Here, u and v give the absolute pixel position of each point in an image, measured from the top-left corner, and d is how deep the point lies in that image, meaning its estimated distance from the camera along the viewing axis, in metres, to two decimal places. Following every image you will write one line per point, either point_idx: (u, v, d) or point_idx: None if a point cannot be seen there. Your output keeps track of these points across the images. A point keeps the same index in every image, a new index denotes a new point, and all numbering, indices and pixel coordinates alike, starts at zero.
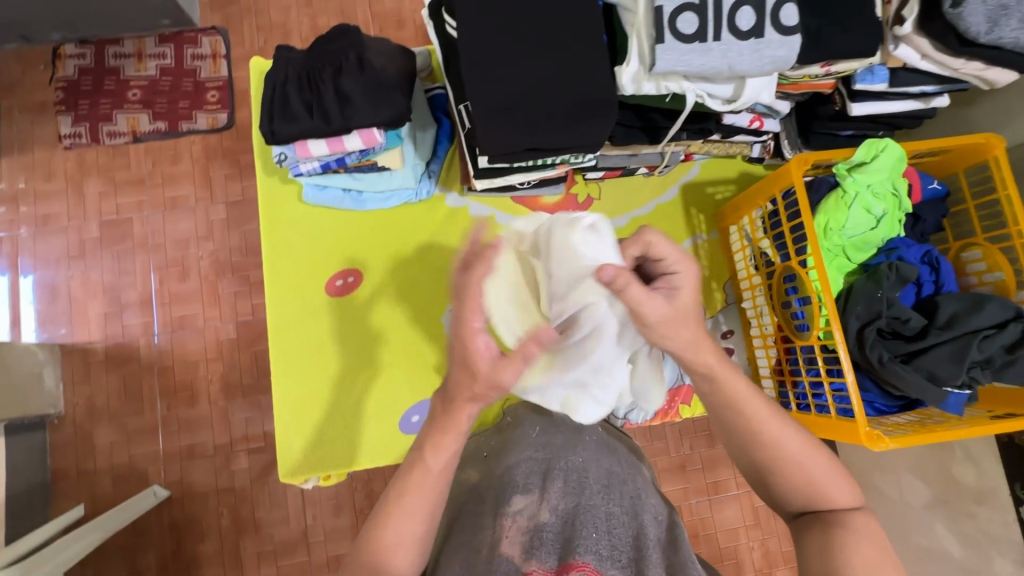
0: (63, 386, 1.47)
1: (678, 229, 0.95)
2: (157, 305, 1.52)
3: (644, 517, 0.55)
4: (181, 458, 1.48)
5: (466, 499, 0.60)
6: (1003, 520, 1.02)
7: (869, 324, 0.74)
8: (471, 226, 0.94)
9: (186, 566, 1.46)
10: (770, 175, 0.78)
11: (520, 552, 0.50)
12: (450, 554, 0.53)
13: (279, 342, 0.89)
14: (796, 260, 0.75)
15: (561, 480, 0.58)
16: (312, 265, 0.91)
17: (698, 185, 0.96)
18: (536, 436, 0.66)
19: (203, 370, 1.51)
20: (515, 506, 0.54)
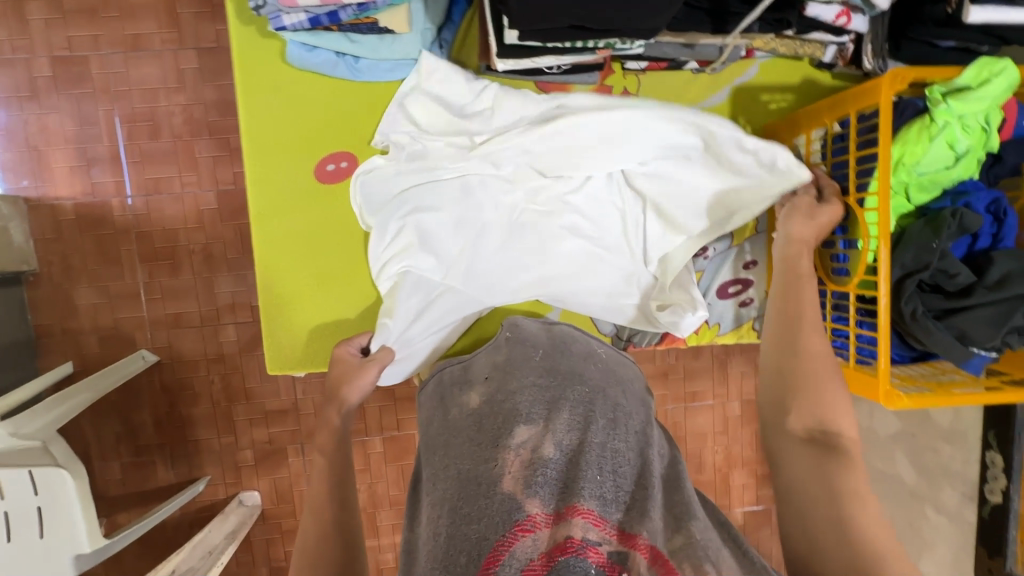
0: (33, 242, 1.39)
1: None
2: (128, 164, 1.39)
3: (650, 453, 0.52)
4: (168, 326, 1.47)
5: (467, 423, 0.56)
6: (964, 459, 1.07)
7: (911, 275, 0.68)
8: None
9: (181, 424, 1.52)
10: (850, 90, 0.66)
11: (520, 488, 0.45)
12: (450, 483, 0.49)
13: (263, 228, 0.79)
14: (853, 197, 0.66)
15: (567, 413, 0.53)
16: (302, 144, 0.78)
17: (753, 90, 0.83)
18: (541, 364, 0.61)
19: (185, 240, 1.43)
20: (518, 438, 0.50)
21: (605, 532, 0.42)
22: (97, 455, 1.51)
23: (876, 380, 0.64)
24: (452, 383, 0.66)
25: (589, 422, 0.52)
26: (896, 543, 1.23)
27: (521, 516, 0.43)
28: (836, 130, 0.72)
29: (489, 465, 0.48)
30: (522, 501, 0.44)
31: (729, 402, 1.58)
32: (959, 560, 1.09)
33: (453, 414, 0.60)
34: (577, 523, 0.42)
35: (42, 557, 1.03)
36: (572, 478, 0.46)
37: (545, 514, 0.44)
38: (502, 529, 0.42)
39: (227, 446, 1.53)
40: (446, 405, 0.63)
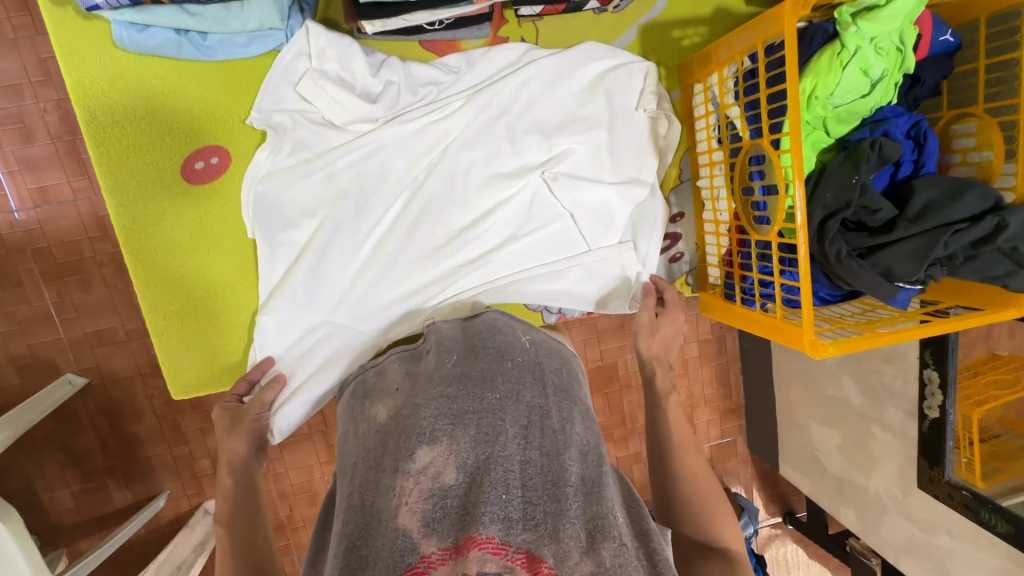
0: None
1: None
2: (4, 174, 1.24)
3: (566, 457, 0.50)
4: (91, 346, 1.36)
5: (373, 444, 0.54)
6: (904, 378, 1.10)
7: (834, 215, 0.65)
8: None
9: (128, 444, 1.45)
10: (758, 18, 0.59)
11: (418, 523, 0.43)
12: (350, 518, 0.47)
13: (132, 243, 0.70)
14: (767, 139, 0.61)
15: (473, 426, 0.50)
16: (159, 141, 0.68)
17: (663, 26, 0.76)
18: (451, 368, 0.58)
19: (90, 251, 1.31)
20: (419, 462, 0.47)
21: (508, 560, 0.40)
22: (43, 488, 1.43)
23: (800, 331, 0.62)
24: (368, 388, 0.65)
25: (496, 434, 0.49)
26: (848, 462, 1.29)
27: (416, 555, 0.41)
28: (747, 65, 0.66)
29: (387, 496, 0.46)
30: (417, 539, 0.42)
31: (687, 345, 1.59)
32: (903, 473, 1.14)
33: (362, 430, 0.58)
34: (474, 557, 0.40)
35: None
36: (473, 505, 0.43)
37: (441, 551, 0.41)
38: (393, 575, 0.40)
39: (181, 459, 1.47)
40: (358, 417, 0.61)
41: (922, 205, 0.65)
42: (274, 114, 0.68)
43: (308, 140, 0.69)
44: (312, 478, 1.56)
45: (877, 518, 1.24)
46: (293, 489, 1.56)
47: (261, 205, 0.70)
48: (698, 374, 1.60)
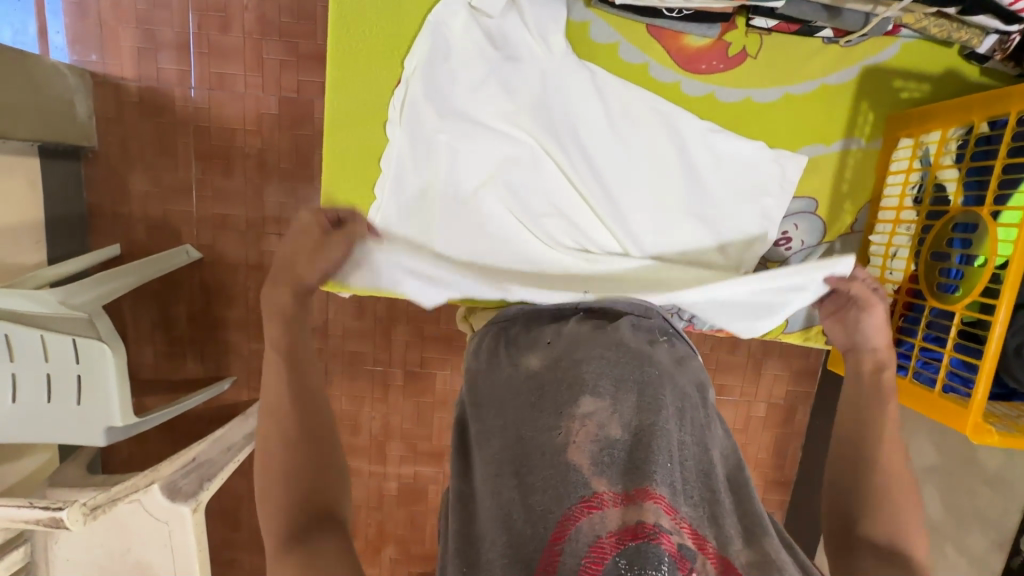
0: (95, 119, 1.45)
1: (834, 127, 0.86)
2: (194, 54, 1.42)
3: (714, 454, 0.54)
4: (214, 226, 1.51)
5: (525, 384, 0.57)
6: (1003, 507, 1.03)
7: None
8: (621, 67, 0.84)
9: (214, 323, 1.57)
10: (1015, 88, 0.68)
11: (588, 463, 0.46)
12: (510, 445, 0.52)
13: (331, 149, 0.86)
14: (988, 210, 0.71)
15: (636, 392, 0.53)
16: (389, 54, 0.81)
17: (886, 73, 0.83)
18: (608, 337, 0.61)
19: (241, 142, 1.46)
20: (584, 408, 0.50)
21: (678, 524, 0.44)
22: (132, 337, 1.57)
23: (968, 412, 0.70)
24: (511, 340, 0.67)
25: (659, 403, 0.53)
26: None
27: (588, 491, 0.44)
28: (983, 131, 0.75)
29: (554, 434, 0.49)
30: (587, 473, 0.46)
31: (755, 403, 1.64)
32: None
33: (508, 373, 0.61)
34: (649, 509, 0.43)
35: (75, 422, 1.15)
36: (644, 462, 0.46)
37: (612, 491, 0.45)
38: (567, 500, 0.44)
39: (255, 353, 1.59)
40: (503, 364, 0.63)
41: None
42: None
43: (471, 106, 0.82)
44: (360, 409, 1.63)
45: None
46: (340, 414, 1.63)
47: (437, 45, 0.80)
48: (755, 435, 1.66)
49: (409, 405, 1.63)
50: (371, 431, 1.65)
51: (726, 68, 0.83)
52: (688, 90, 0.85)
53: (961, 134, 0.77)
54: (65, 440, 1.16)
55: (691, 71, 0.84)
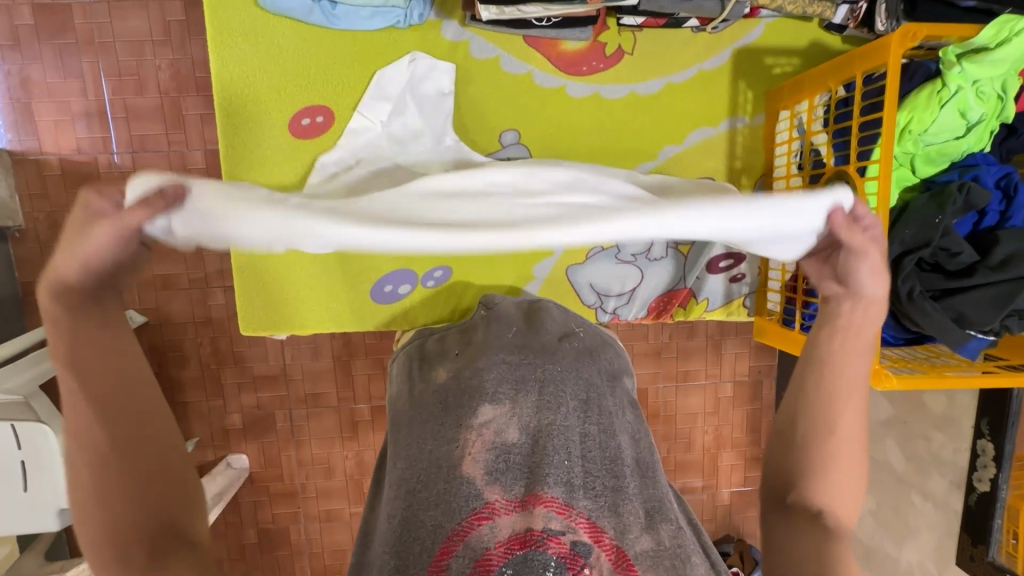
0: (18, 197, 1.42)
1: (718, 108, 0.91)
2: (112, 119, 1.41)
3: (618, 439, 0.67)
4: (156, 288, 1.49)
5: (438, 399, 0.70)
6: (954, 447, 1.06)
7: (910, 253, 0.75)
8: (503, 78, 0.89)
9: (169, 386, 1.54)
10: (858, 50, 0.73)
11: (483, 474, 0.59)
12: (422, 458, 0.64)
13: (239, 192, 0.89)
14: (854, 166, 0.74)
15: (532, 397, 0.67)
16: (280, 96, 0.87)
17: (757, 51, 0.89)
18: (513, 343, 0.74)
19: None
20: (483, 420, 0.64)
21: (570, 520, 0.56)
22: None
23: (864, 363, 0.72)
24: (428, 357, 0.81)
25: (553, 409, 0.66)
26: (879, 527, 1.23)
27: (481, 503, 0.57)
28: (841, 94, 0.79)
29: (458, 450, 0.62)
30: (481, 487, 0.58)
31: (722, 383, 1.66)
32: (941, 547, 1.09)
33: (423, 387, 0.74)
34: (540, 513, 0.56)
35: (27, 510, 1.12)
36: (537, 467, 0.60)
37: (504, 502, 0.57)
38: (460, 515, 0.56)
39: (216, 410, 1.56)
40: (417, 378, 0.78)
41: (1003, 256, 0.75)
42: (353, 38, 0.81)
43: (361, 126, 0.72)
44: (332, 451, 1.60)
45: None
46: (312, 459, 1.60)
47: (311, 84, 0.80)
48: (727, 415, 1.68)
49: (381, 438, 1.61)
50: (346, 472, 1.62)
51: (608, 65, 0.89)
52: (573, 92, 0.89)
53: (825, 100, 0.82)
54: (20, 529, 1.12)
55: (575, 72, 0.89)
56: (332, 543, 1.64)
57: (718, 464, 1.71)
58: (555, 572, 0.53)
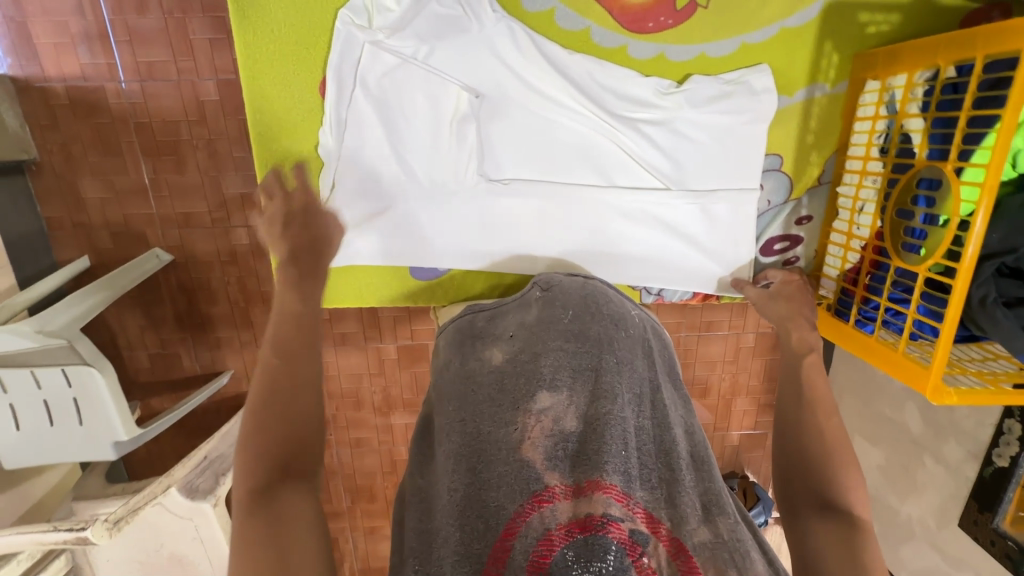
0: (28, 128, 1.36)
1: (800, 76, 1.03)
2: (116, 42, 1.30)
3: (672, 433, 0.79)
4: (179, 226, 1.47)
5: (498, 379, 0.80)
6: (978, 421, 1.07)
7: (993, 258, 0.83)
8: (596, 39, 1.00)
9: (201, 322, 1.57)
10: (983, 29, 0.81)
11: (542, 459, 0.69)
12: (483, 435, 0.73)
13: (263, 159, 1.06)
14: (954, 165, 0.84)
15: (591, 390, 0.77)
16: (308, 54, 0.99)
17: (853, 10, 0.99)
18: (571, 328, 0.85)
19: (187, 134, 1.38)
20: (542, 405, 0.74)
21: (630, 512, 0.65)
22: (124, 344, 1.58)
23: (930, 375, 0.84)
24: (479, 332, 0.92)
25: (609, 400, 0.75)
26: (884, 483, 1.29)
27: (541, 489, 0.65)
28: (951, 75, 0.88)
29: (520, 433, 0.72)
30: (541, 471, 0.67)
31: (744, 333, 1.67)
32: (944, 507, 1.14)
33: (475, 365, 0.85)
34: (599, 500, 0.64)
35: (85, 440, 1.20)
36: (597, 458, 0.69)
37: (562, 488, 0.66)
38: (524, 497, 0.65)
39: (247, 344, 1.60)
40: (469, 355, 0.88)
41: None
42: None
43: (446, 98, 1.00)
44: (360, 385, 1.67)
45: (901, 542, 1.26)
46: (341, 392, 1.67)
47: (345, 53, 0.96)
48: (746, 364, 1.70)
49: (406, 375, 1.67)
50: (373, 405, 1.70)
51: (673, 22, 0.99)
52: (635, 51, 1.01)
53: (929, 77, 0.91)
54: (83, 456, 1.22)
55: (637, 31, 1.00)
56: (362, 466, 1.77)
57: (731, 408, 1.77)
58: (615, 557, 0.60)
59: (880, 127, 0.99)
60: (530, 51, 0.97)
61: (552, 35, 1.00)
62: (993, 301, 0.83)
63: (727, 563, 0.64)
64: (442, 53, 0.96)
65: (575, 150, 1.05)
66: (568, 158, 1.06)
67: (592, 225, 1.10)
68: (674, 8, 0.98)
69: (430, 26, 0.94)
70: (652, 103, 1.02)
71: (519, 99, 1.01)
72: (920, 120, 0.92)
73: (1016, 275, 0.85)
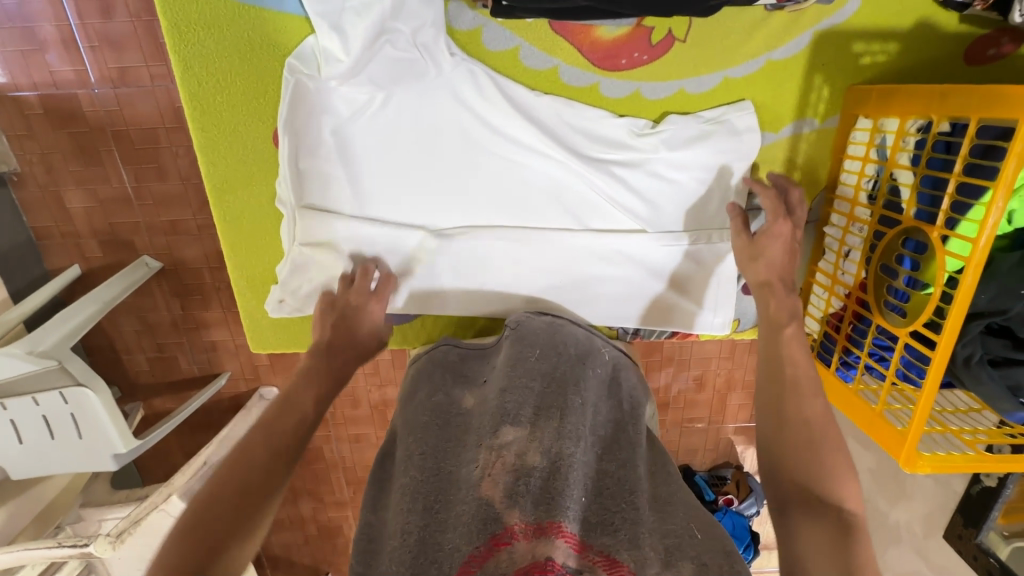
0: (7, 139, 1.34)
1: (787, 111, 1.04)
2: (85, 48, 1.26)
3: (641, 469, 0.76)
4: (166, 233, 1.46)
5: (465, 421, 0.80)
6: None
7: (980, 319, 0.87)
8: (571, 77, 1.00)
9: (195, 326, 1.58)
10: (977, 91, 0.80)
11: (500, 495, 0.66)
12: (443, 475, 0.72)
13: (223, 209, 1.06)
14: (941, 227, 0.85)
15: (556, 425, 0.75)
16: (263, 106, 0.99)
17: (847, 38, 0.98)
18: (539, 363, 0.86)
19: (166, 141, 1.35)
20: (506, 438, 0.73)
21: (586, 562, 0.62)
22: (122, 348, 1.60)
23: (905, 444, 0.88)
24: (453, 372, 0.93)
25: (573, 440, 0.73)
26: (874, 486, 1.29)
27: (498, 533, 0.62)
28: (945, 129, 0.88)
29: (480, 468, 0.70)
30: (501, 511, 0.64)
31: None
32: (932, 517, 1.15)
33: (444, 399, 0.86)
34: (555, 545, 0.61)
35: (86, 453, 1.24)
36: (558, 499, 0.65)
37: (522, 526, 0.63)
38: (481, 538, 0.62)
39: (243, 347, 1.61)
40: (443, 387, 0.89)
41: None
42: (327, 41, 0.87)
43: (424, 142, 1.01)
44: (356, 384, 1.69)
45: (888, 544, 1.28)
46: None
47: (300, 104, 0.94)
48: (742, 360, 1.68)
49: (402, 373, 1.68)
50: (370, 402, 1.72)
51: (648, 58, 0.99)
52: (607, 89, 1.01)
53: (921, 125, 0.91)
54: (86, 467, 1.25)
55: (610, 68, 0.99)
56: (362, 459, 1.81)
57: (727, 402, 1.77)
58: None
59: (869, 171, 1.00)
60: (493, 94, 0.98)
61: (518, 75, 1.00)
62: (978, 361, 0.89)
63: None
64: (399, 98, 0.97)
65: (547, 194, 1.06)
66: (541, 201, 1.07)
67: (565, 271, 1.11)
68: (649, 43, 0.98)
69: (398, 70, 0.93)
70: (630, 141, 1.03)
71: (492, 140, 1.02)
72: (910, 173, 0.92)
73: (1007, 333, 0.90)
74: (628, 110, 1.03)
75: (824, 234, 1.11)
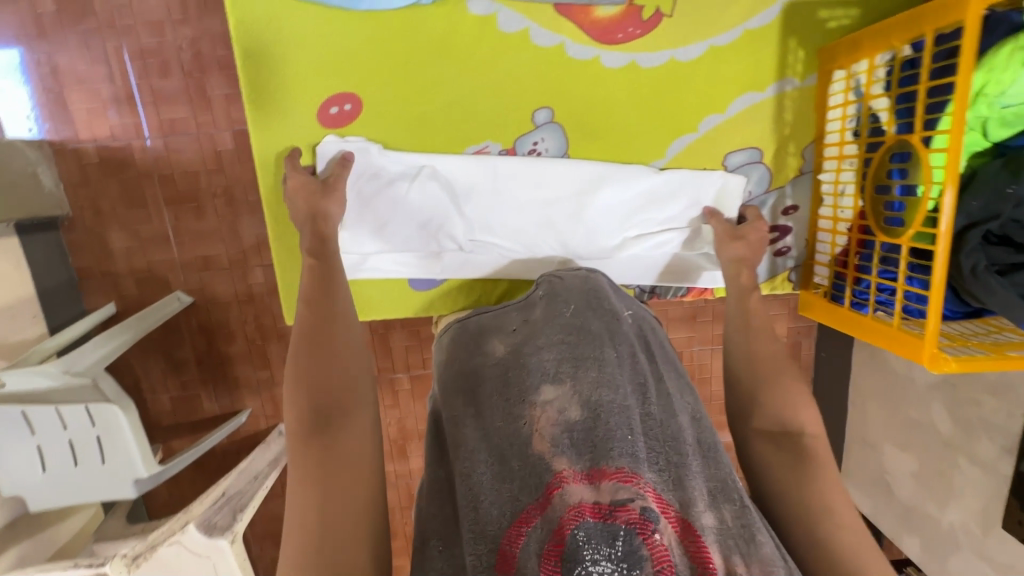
0: (63, 187, 1.47)
1: (768, 75, 1.16)
2: (142, 104, 1.42)
3: (679, 418, 0.76)
4: (199, 270, 1.54)
5: (503, 369, 0.80)
6: (1009, 412, 1.03)
7: (975, 226, 0.93)
8: (572, 53, 1.13)
9: (220, 361, 1.62)
10: (928, 9, 0.91)
11: (549, 449, 0.68)
12: (493, 425, 0.73)
13: (266, 187, 1.17)
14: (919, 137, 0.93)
15: (593, 372, 0.75)
16: (304, 91, 1.11)
17: (813, 7, 1.13)
18: (568, 319, 0.85)
19: (206, 181, 1.48)
20: (545, 397, 0.73)
21: (640, 491, 0.63)
22: (146, 388, 1.62)
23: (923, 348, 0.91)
24: (484, 329, 0.92)
25: (611, 388, 0.73)
26: (920, 490, 1.23)
27: (551, 482, 0.65)
28: (908, 55, 1.01)
29: (526, 423, 0.71)
30: (551, 462, 0.67)
31: None
32: (987, 512, 1.08)
33: (479, 356, 0.86)
34: (608, 486, 0.63)
35: (108, 479, 1.23)
36: (603, 445, 0.66)
37: (572, 473, 0.65)
38: (536, 491, 0.65)
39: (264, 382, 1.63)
40: (474, 350, 0.88)
41: None
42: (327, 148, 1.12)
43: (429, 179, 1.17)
44: None
45: (946, 554, 1.18)
46: None
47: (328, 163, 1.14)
48: None
49: (422, 406, 1.67)
50: (389, 437, 1.69)
51: (642, 31, 1.12)
52: (607, 60, 1.14)
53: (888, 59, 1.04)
54: (105, 495, 1.24)
55: (608, 43, 1.13)
56: None
57: None
58: (626, 541, 0.60)
59: (851, 111, 1.12)
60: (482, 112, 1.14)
61: (526, 52, 1.12)
62: (984, 268, 0.92)
63: (735, 551, 0.64)
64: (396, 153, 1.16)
65: (560, 170, 1.17)
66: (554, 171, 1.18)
67: (585, 232, 1.21)
68: (641, 19, 1.11)
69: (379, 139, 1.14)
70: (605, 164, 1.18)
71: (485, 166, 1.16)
72: (885, 100, 1.05)
73: (1006, 241, 0.95)
74: (628, 79, 1.15)
75: (819, 182, 1.21)
